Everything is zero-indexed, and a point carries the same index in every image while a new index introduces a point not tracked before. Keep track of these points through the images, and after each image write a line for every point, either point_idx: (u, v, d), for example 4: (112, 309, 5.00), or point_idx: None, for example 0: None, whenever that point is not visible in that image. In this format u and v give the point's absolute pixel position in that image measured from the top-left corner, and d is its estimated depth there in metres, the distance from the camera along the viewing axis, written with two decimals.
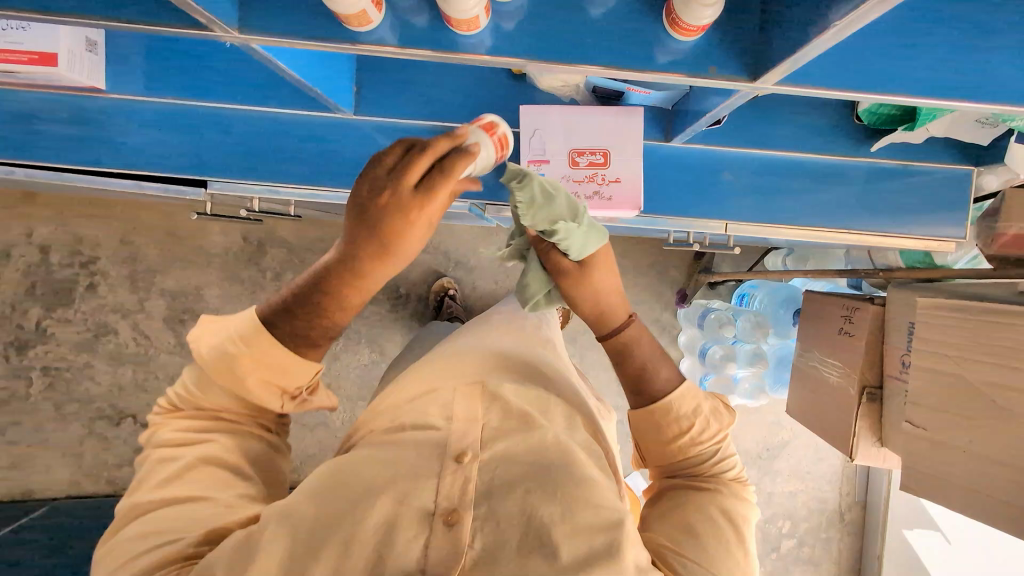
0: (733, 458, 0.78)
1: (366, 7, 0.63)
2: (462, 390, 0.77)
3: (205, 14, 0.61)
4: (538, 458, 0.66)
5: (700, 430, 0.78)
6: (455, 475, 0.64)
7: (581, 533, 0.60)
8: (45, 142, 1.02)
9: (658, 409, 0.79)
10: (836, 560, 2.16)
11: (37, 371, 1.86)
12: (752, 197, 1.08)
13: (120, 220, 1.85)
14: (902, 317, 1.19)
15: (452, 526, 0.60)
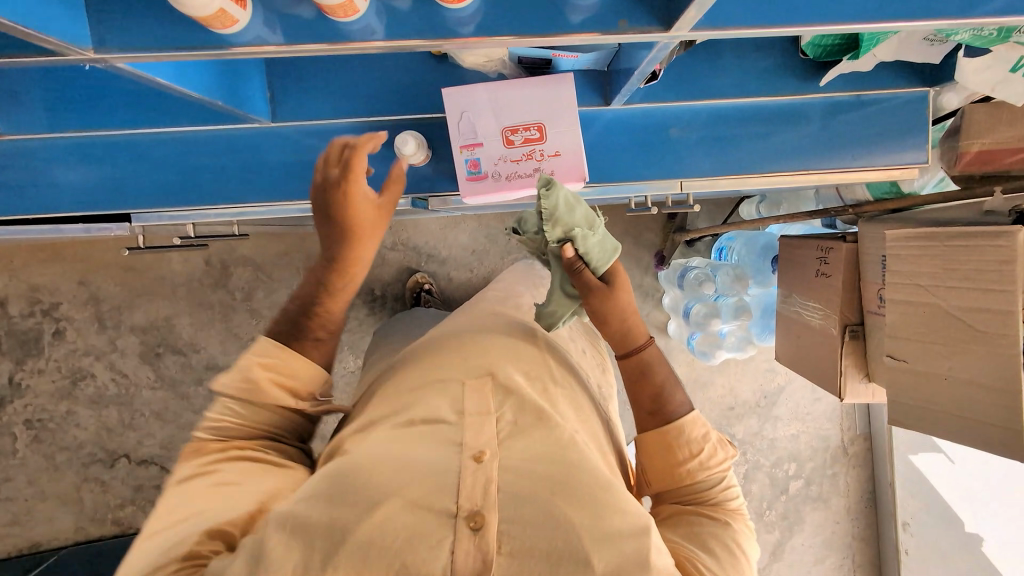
0: (735, 489, 0.78)
1: (223, 5, 0.58)
2: (470, 384, 0.75)
3: (52, 41, 0.56)
4: (557, 461, 0.64)
5: (709, 455, 0.77)
6: (475, 474, 0.60)
7: (610, 539, 0.58)
8: None
9: (672, 430, 0.77)
10: (846, 494, 2.18)
11: (20, 425, 1.82)
12: (706, 150, 1.03)
13: (75, 261, 1.79)
14: (875, 250, 1.15)
15: (479, 531, 0.55)
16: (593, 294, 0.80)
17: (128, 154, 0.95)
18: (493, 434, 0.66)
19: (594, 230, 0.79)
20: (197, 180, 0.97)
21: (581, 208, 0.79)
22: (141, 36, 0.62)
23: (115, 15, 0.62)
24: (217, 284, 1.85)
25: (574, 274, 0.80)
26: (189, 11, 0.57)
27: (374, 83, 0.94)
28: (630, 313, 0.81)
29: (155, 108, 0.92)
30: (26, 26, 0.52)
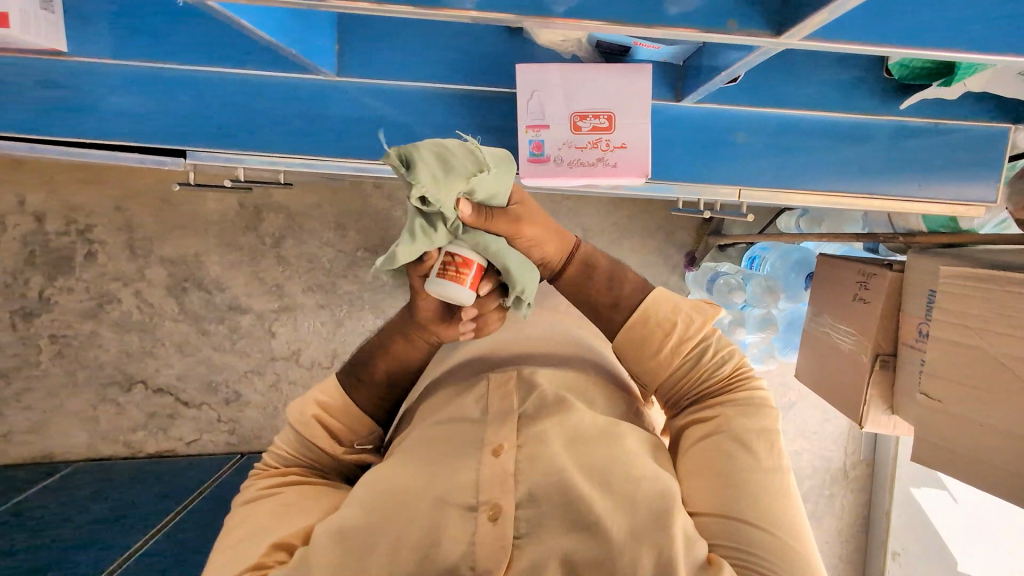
0: (725, 349, 0.79)
1: None
2: (494, 377, 0.78)
3: None
4: (571, 448, 0.67)
5: (685, 327, 0.78)
6: (492, 467, 0.65)
7: (625, 504, 0.62)
8: (11, 113, 0.95)
9: (637, 320, 0.79)
10: (840, 515, 2.19)
11: (46, 339, 1.86)
12: (770, 159, 0.99)
13: (113, 187, 1.80)
14: (922, 283, 1.12)
15: (497, 520, 0.62)
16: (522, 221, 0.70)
17: (189, 90, 0.94)
18: (511, 422, 0.70)
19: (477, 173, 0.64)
20: (255, 125, 0.96)
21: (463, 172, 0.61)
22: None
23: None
24: (249, 227, 1.85)
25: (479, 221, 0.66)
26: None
27: (444, 51, 0.92)
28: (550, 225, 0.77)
29: (224, 49, 0.92)
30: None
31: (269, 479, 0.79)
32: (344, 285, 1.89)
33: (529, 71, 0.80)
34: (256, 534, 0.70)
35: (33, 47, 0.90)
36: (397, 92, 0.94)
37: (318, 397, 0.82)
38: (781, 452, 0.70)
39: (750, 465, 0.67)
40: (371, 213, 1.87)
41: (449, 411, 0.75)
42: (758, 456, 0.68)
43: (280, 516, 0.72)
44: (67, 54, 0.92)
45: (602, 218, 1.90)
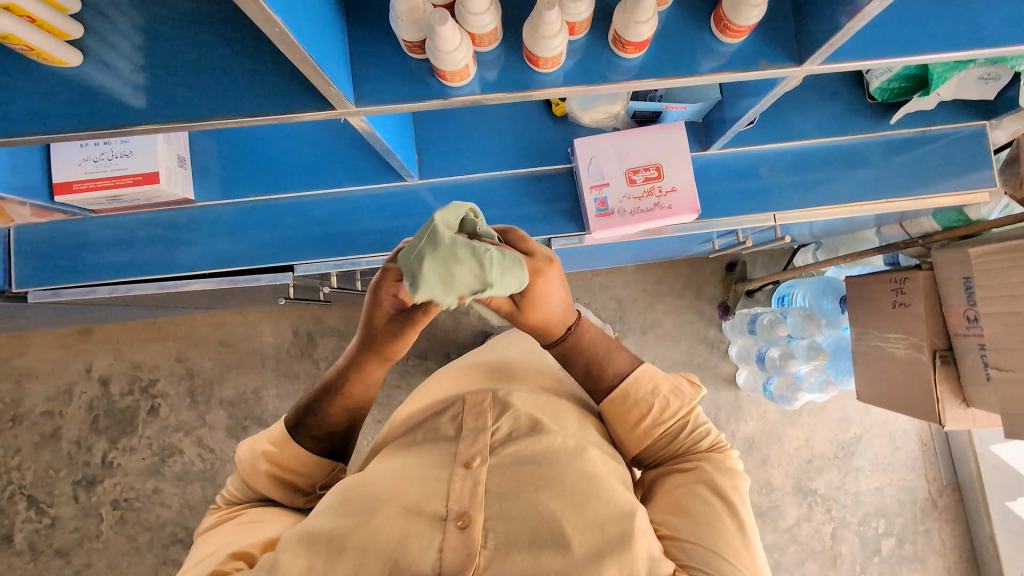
0: (704, 428, 0.78)
1: (468, 61, 0.70)
2: (470, 398, 0.80)
3: (339, 97, 0.68)
4: (545, 457, 0.69)
5: (660, 409, 0.78)
6: (463, 479, 0.67)
7: (590, 526, 0.62)
8: (138, 262, 1.12)
9: (615, 397, 0.79)
10: (943, 551, 2.06)
11: (108, 506, 1.86)
12: (795, 186, 1.15)
13: (174, 340, 1.97)
14: (954, 273, 1.21)
15: (465, 528, 0.63)
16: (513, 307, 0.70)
17: (294, 215, 1.09)
18: (485, 435, 0.73)
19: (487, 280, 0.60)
20: (354, 236, 1.10)
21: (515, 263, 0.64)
22: (382, 86, 0.73)
23: (358, 71, 0.72)
24: (303, 355, 1.96)
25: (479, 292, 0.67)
26: (437, 65, 0.69)
27: (505, 141, 1.08)
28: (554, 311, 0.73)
29: (324, 171, 1.07)
30: (318, 65, 0.62)
31: (223, 514, 0.82)
32: (400, 395, 1.93)
33: (586, 142, 1.00)
34: (209, 550, 0.73)
35: (167, 200, 1.04)
36: (471, 183, 1.09)
37: (264, 448, 0.82)
38: (751, 519, 0.70)
39: (724, 517, 0.68)
40: None
41: (428, 434, 0.78)
42: (732, 512, 0.69)
43: (246, 529, 0.76)
44: (191, 201, 1.08)
45: (631, 287, 2.07)
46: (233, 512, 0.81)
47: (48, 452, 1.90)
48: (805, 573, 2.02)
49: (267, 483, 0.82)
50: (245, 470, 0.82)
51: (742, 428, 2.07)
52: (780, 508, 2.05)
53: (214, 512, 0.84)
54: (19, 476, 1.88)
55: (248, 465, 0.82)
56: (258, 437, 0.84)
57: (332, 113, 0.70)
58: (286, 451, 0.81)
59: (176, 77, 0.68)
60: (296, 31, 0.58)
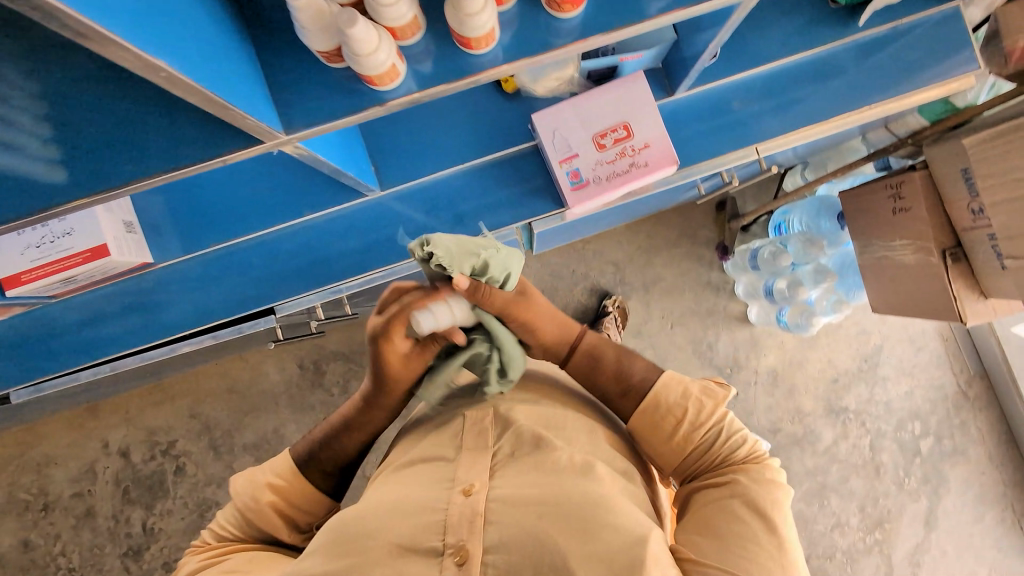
0: (737, 436, 0.79)
1: (394, 60, 0.66)
2: (472, 416, 0.84)
3: (258, 125, 0.64)
4: (549, 481, 0.71)
5: (696, 411, 0.81)
6: (461, 507, 0.69)
7: (597, 558, 0.63)
8: (113, 337, 1.10)
9: (649, 404, 0.82)
10: (982, 440, 2.06)
11: (161, 570, 1.87)
12: (771, 113, 1.10)
13: (182, 397, 1.94)
14: (951, 166, 1.16)
15: (462, 565, 0.65)
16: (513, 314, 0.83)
17: (259, 254, 1.08)
18: (484, 464, 0.76)
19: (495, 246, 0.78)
20: (329, 264, 1.09)
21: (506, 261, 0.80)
22: (314, 108, 0.69)
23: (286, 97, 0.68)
24: (315, 384, 1.94)
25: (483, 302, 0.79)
26: (364, 73, 0.65)
27: (458, 133, 1.04)
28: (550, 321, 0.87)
29: (278, 205, 1.01)
30: (230, 103, 0.59)
31: (218, 548, 0.81)
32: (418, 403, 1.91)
33: (543, 117, 0.96)
34: None
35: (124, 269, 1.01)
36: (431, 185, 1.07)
37: (269, 480, 0.84)
38: (791, 532, 0.70)
39: (761, 537, 0.67)
40: None
41: (429, 456, 0.80)
42: (770, 527, 0.69)
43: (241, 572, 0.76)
44: (149, 265, 1.05)
45: (625, 247, 2.03)
46: (226, 553, 0.81)
47: (88, 531, 1.89)
48: (853, 490, 2.02)
49: (266, 519, 0.82)
50: (244, 505, 0.83)
51: (764, 362, 2.04)
52: (816, 432, 2.04)
53: (195, 554, 0.82)
54: (66, 561, 1.88)
55: (248, 498, 0.83)
56: (261, 471, 0.86)
57: (261, 147, 0.66)
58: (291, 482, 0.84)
59: (99, 146, 0.63)
60: (192, 74, 0.54)
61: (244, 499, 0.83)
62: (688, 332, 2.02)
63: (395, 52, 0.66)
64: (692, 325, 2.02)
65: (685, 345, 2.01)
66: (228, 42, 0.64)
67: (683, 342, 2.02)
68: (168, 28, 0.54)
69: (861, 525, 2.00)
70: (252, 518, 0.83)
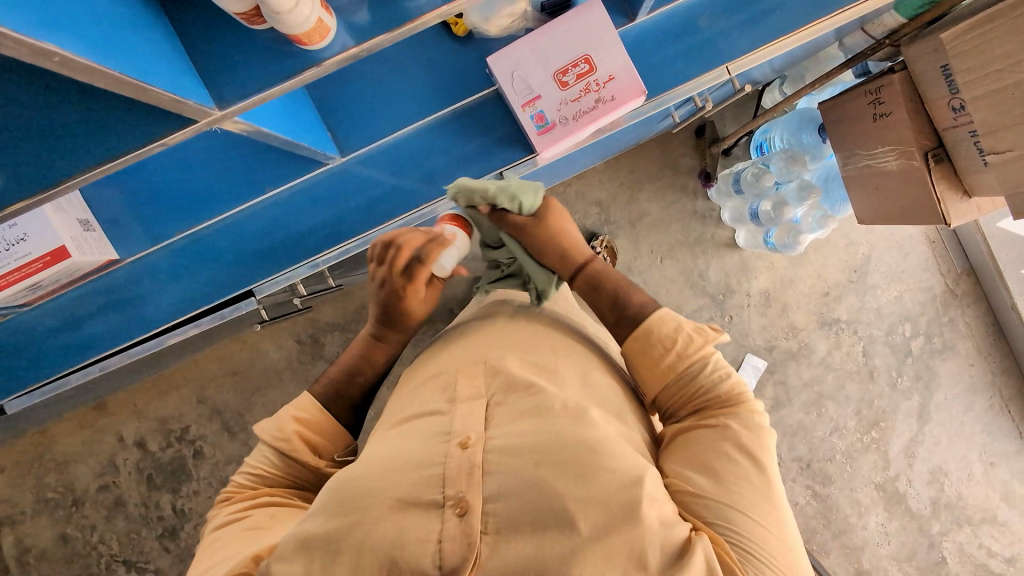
0: (724, 374, 0.83)
1: (321, 14, 0.64)
2: (467, 371, 0.86)
3: (190, 105, 0.63)
4: (545, 429, 0.73)
5: (686, 343, 0.85)
6: (459, 459, 0.71)
7: (597, 502, 0.65)
8: (100, 336, 1.12)
9: (641, 334, 0.87)
10: (970, 333, 2.11)
11: (198, 546, 1.95)
12: (741, 26, 1.05)
13: (187, 385, 1.96)
14: (929, 64, 1.13)
15: (463, 516, 0.66)
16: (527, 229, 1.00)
17: (229, 237, 1.08)
18: (480, 416, 0.77)
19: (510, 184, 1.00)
20: (302, 240, 1.11)
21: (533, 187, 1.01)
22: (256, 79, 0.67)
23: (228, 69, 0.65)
24: (315, 357, 1.95)
25: (502, 221, 1.02)
26: (293, 33, 0.64)
27: (415, 87, 1.01)
28: (570, 241, 1.01)
29: (240, 185, 1.03)
30: (154, 86, 0.57)
31: (243, 503, 0.86)
32: None
33: (495, 60, 0.94)
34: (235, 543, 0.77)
35: (92, 267, 1.02)
36: (394, 144, 1.04)
37: (294, 414, 0.93)
38: (777, 473, 0.74)
39: (748, 473, 0.72)
40: None
41: (426, 415, 0.81)
42: (757, 467, 0.73)
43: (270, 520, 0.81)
44: (117, 260, 1.06)
45: (608, 186, 1.99)
46: (256, 496, 0.87)
47: (121, 520, 1.95)
48: (849, 396, 2.08)
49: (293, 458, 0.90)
50: (274, 446, 0.90)
51: (755, 285, 2.05)
52: (810, 345, 2.08)
53: (225, 504, 0.87)
54: (106, 549, 1.95)
55: (274, 442, 0.90)
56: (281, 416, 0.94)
57: (197, 126, 0.66)
58: (314, 422, 0.94)
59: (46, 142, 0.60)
60: (87, 52, 0.52)
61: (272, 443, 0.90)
62: (678, 264, 2.02)
63: (321, 6, 0.65)
64: (682, 256, 2.02)
65: (676, 276, 2.02)
66: (141, 22, 0.62)
67: (675, 273, 2.02)
68: (71, 17, 0.53)
69: (859, 427, 2.08)
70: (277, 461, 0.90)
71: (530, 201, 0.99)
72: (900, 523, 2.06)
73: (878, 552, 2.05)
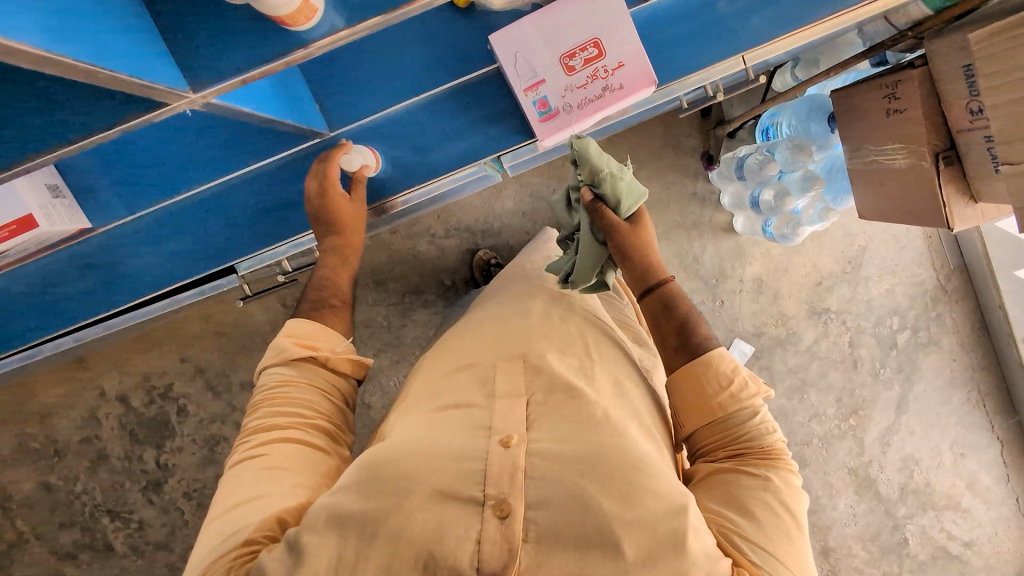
0: (770, 425, 0.90)
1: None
2: (507, 373, 0.93)
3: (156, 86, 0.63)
4: (583, 441, 0.80)
5: (741, 387, 0.91)
6: (501, 458, 0.77)
7: (642, 524, 0.72)
8: (72, 303, 1.13)
9: (701, 366, 0.92)
10: (956, 330, 2.12)
11: (182, 499, 1.97)
12: (758, 14, 1.02)
13: (172, 343, 1.93)
14: (953, 63, 1.08)
15: (504, 518, 0.71)
16: (616, 231, 0.99)
17: (209, 209, 1.10)
18: (519, 418, 0.84)
19: (623, 179, 0.99)
20: (285, 214, 1.11)
21: (636, 193, 1.01)
22: None
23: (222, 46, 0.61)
24: None
25: (596, 213, 1.00)
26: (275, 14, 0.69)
27: (407, 65, 1.02)
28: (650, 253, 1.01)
29: (223, 156, 1.05)
30: (102, 68, 0.56)
31: (263, 437, 0.87)
32: (409, 332, 1.92)
33: (499, 42, 0.95)
34: (268, 484, 0.81)
35: (64, 235, 1.04)
36: (383, 121, 1.06)
37: (290, 333, 0.96)
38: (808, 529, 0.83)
39: (786, 523, 0.81)
40: (401, 258, 1.91)
41: (467, 411, 0.88)
42: (793, 519, 0.82)
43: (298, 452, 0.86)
44: (91, 229, 1.07)
45: None
46: (275, 427, 0.88)
47: (104, 471, 1.96)
48: (831, 383, 2.11)
49: (301, 369, 0.93)
50: (284, 363, 0.93)
51: (749, 271, 2.04)
52: (798, 333, 2.09)
53: (249, 439, 0.89)
54: (90, 499, 1.97)
55: (285, 361, 0.93)
56: (284, 333, 0.96)
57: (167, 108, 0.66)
58: (313, 328, 0.97)
59: None
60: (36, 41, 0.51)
61: (288, 375, 0.93)
62: (674, 246, 2.00)
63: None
64: (678, 238, 1.99)
65: (671, 258, 2.00)
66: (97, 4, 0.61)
67: (669, 255, 2.00)
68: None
69: (838, 414, 2.12)
70: (290, 384, 0.92)
71: (630, 204, 1.00)
72: (868, 506, 2.13)
73: (845, 532, 2.13)
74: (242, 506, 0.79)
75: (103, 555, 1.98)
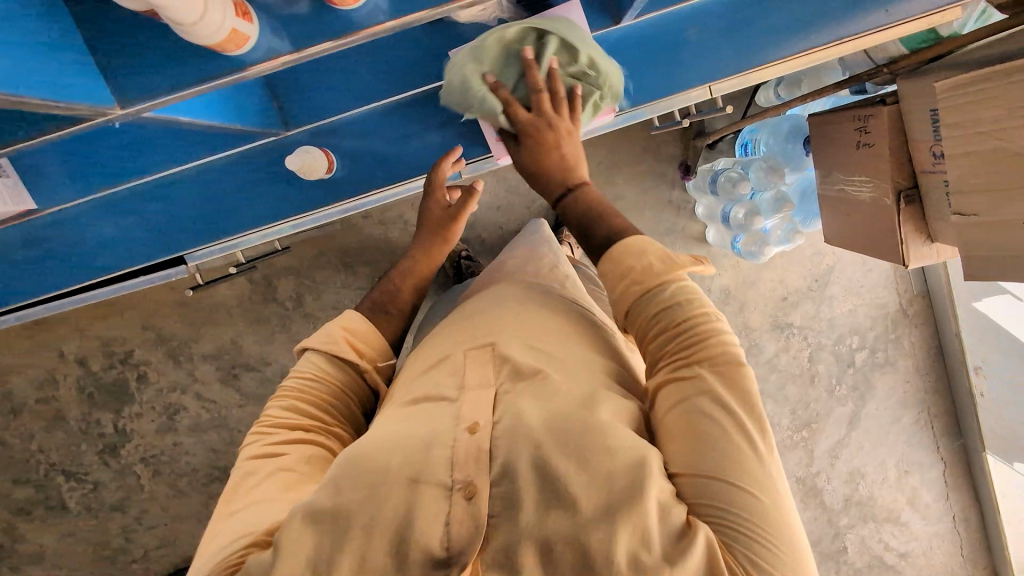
0: (698, 306, 0.74)
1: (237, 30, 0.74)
2: (473, 353, 0.82)
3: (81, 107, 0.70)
4: (551, 407, 0.70)
5: (657, 276, 0.76)
6: (468, 442, 0.66)
7: (602, 484, 0.61)
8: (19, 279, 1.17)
9: (617, 272, 0.79)
10: (913, 353, 2.18)
11: (139, 464, 1.97)
12: (726, 45, 1.10)
13: (135, 309, 1.91)
14: (923, 105, 1.09)
15: (472, 499, 0.62)
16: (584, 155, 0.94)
17: (160, 199, 1.13)
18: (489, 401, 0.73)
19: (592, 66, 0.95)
20: (236, 206, 1.15)
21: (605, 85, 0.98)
22: None
23: None
24: (268, 297, 1.91)
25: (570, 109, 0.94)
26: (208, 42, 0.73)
27: (371, 73, 1.06)
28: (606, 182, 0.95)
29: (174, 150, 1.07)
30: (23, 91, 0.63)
31: (279, 438, 0.79)
32: None
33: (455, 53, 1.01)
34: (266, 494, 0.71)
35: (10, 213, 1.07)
36: (340, 124, 1.10)
37: (342, 325, 0.92)
38: (767, 427, 0.67)
39: (731, 430, 0.64)
40: (373, 243, 1.90)
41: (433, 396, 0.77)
42: (746, 423, 0.66)
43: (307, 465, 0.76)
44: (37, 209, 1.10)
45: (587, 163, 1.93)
46: (307, 428, 0.81)
47: (60, 432, 1.95)
48: (788, 396, 2.16)
49: (342, 373, 0.88)
50: (327, 359, 0.88)
51: (718, 281, 2.06)
52: (760, 345, 2.13)
53: (253, 445, 0.79)
54: (44, 458, 1.96)
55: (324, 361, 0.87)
56: (325, 330, 0.91)
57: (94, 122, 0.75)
58: (364, 326, 0.94)
59: None
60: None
61: (317, 375, 0.86)
62: None
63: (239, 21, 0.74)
64: None
65: None
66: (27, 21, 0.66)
67: None
68: None
69: (791, 426, 2.18)
70: (316, 384, 0.85)
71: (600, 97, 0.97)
72: (812, 514, 2.21)
73: None
74: (239, 515, 0.69)
75: (56, 514, 1.98)
